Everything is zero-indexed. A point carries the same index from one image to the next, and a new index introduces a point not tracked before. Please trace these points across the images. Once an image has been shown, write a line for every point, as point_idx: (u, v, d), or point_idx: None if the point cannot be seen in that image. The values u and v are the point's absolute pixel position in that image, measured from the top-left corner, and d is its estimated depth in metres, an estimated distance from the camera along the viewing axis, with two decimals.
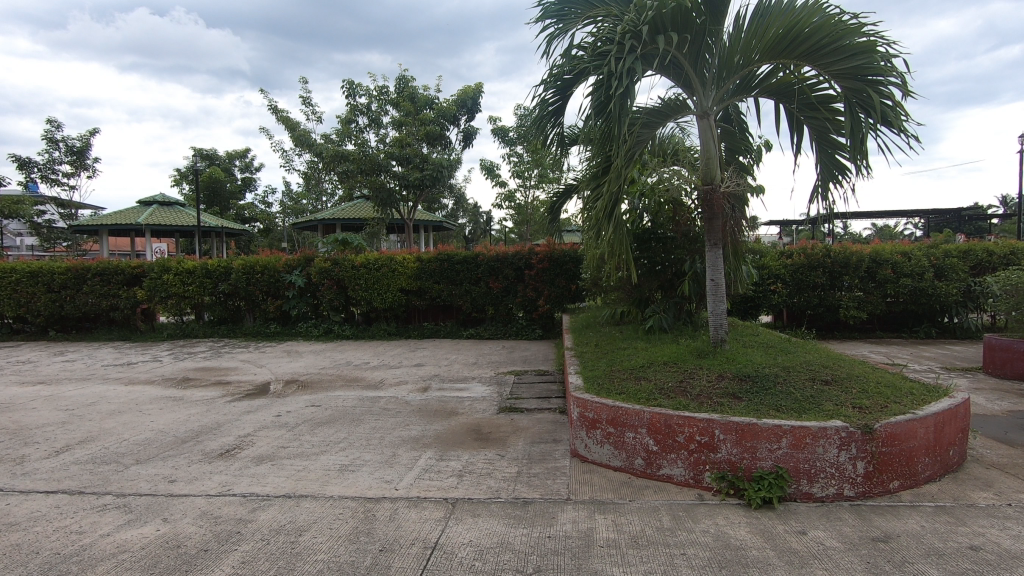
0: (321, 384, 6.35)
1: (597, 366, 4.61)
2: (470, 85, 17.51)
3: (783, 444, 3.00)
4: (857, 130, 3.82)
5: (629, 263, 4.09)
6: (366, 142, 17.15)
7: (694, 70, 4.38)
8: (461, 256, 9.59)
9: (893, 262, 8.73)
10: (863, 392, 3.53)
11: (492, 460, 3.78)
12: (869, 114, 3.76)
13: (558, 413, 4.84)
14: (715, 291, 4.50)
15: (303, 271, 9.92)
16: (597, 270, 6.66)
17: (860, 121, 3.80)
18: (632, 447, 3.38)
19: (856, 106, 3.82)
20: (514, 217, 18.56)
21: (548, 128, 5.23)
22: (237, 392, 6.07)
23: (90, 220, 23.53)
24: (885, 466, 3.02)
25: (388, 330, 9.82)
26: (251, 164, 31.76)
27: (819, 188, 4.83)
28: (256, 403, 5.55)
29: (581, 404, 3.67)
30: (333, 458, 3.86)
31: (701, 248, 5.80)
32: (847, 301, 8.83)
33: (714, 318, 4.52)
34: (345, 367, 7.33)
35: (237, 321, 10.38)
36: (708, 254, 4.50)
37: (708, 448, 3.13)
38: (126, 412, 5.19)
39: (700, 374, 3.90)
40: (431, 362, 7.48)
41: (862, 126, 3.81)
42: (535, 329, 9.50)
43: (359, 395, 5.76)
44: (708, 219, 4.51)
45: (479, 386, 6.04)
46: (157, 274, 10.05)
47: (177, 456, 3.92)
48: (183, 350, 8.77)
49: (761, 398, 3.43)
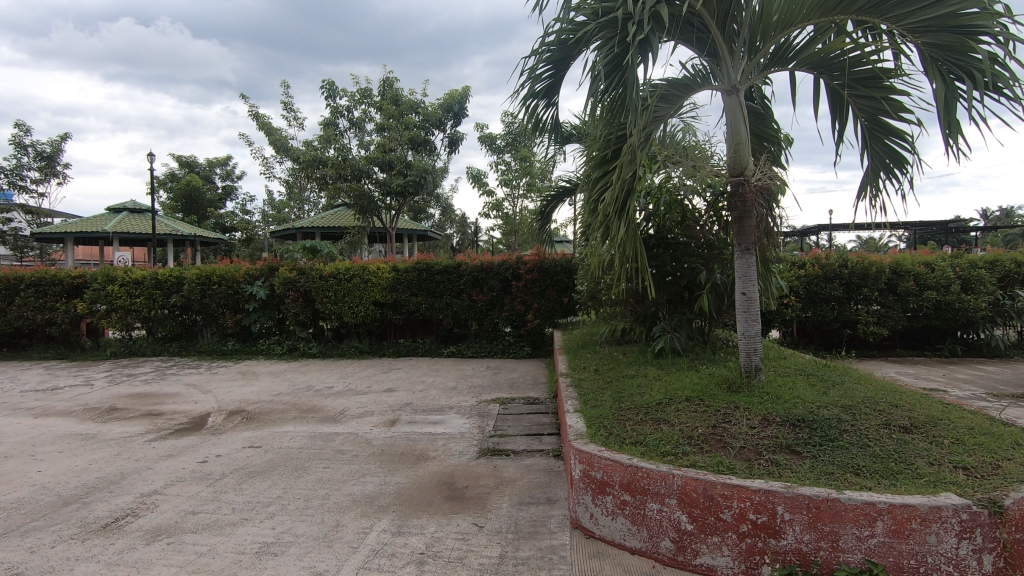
0: (270, 416, 5.36)
1: (601, 401, 3.69)
2: (456, 89, 16.66)
3: (876, 530, 2.11)
4: (952, 102, 3.00)
5: (645, 273, 3.21)
6: (347, 147, 16.22)
7: (721, 35, 3.55)
8: (442, 265, 8.66)
9: (915, 273, 7.95)
10: (960, 445, 2.65)
11: (465, 535, 2.83)
12: (968, 82, 2.94)
13: (552, 459, 3.92)
14: (747, 308, 3.62)
15: (266, 281, 8.91)
16: (595, 280, 5.76)
17: (956, 91, 2.97)
18: (657, 523, 2.47)
19: (951, 72, 2.98)
20: (502, 226, 17.70)
21: (540, 113, 4.34)
22: (165, 426, 5.07)
23: (54, 228, 22.21)
24: (1020, 559, 2.12)
25: (359, 348, 8.83)
26: (232, 172, 30.68)
27: (866, 183, 4.02)
28: (183, 442, 4.55)
29: (584, 461, 2.77)
30: (254, 532, 2.89)
31: (719, 256, 4.94)
32: (866, 315, 8.05)
33: (744, 343, 3.65)
34: (303, 393, 6.32)
35: (192, 337, 9.33)
36: (738, 262, 3.65)
37: (766, 532, 2.23)
38: (14, 456, 4.17)
39: (738, 417, 3.02)
40: (404, 386, 6.52)
41: (958, 98, 2.99)
42: (522, 346, 8.57)
43: (311, 431, 4.78)
44: (737, 219, 3.67)
45: (457, 419, 5.09)
46: (101, 285, 8.99)
47: (43, 529, 2.93)
48: (122, 372, 7.71)
49: (829, 456, 2.54)
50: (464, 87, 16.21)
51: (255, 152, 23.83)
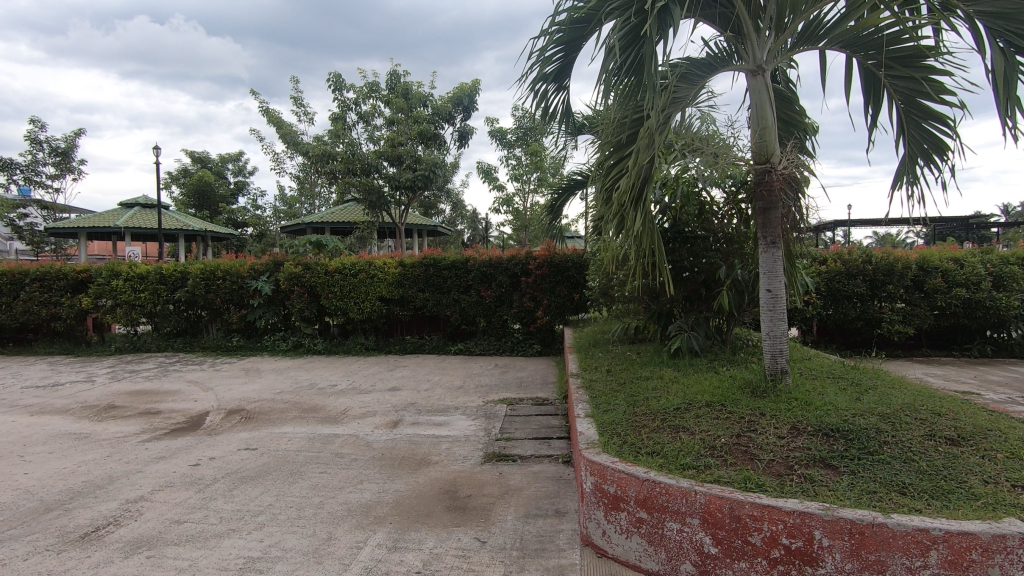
0: (270, 416, 5.18)
1: (614, 405, 3.44)
2: (466, 82, 16.40)
3: (930, 561, 1.86)
4: (1011, 77, 2.72)
5: (662, 265, 3.00)
6: (356, 141, 16.05)
7: (746, 11, 3.28)
8: (449, 260, 8.44)
9: (943, 269, 7.59)
10: (1015, 459, 2.38)
11: (467, 551, 2.61)
12: None
13: (561, 466, 3.68)
14: (773, 306, 3.35)
15: (271, 277, 8.75)
16: (608, 275, 5.51)
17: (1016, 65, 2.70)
18: (676, 545, 2.23)
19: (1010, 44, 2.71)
20: (513, 222, 17.46)
21: (549, 97, 4.08)
22: (162, 425, 4.90)
23: (68, 223, 22.33)
24: None
25: (365, 344, 8.65)
26: (243, 168, 30.72)
27: (902, 172, 3.73)
28: (177, 443, 4.39)
29: (597, 473, 2.53)
30: (240, 545, 2.69)
31: (740, 250, 4.66)
32: (890, 314, 7.71)
33: (769, 344, 3.39)
34: (305, 391, 6.15)
35: (197, 333, 9.21)
36: (762, 256, 3.38)
37: (802, 560, 1.99)
38: (2, 457, 4.02)
39: (764, 426, 2.76)
40: (410, 385, 6.32)
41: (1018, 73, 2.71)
42: (532, 344, 8.34)
43: (311, 432, 4.59)
44: (762, 210, 3.39)
45: (462, 421, 4.87)
46: (106, 280, 8.89)
47: (19, 539, 2.75)
48: (125, 368, 7.59)
49: (871, 472, 2.29)
50: (474, 81, 15.96)
51: (266, 147, 23.78)
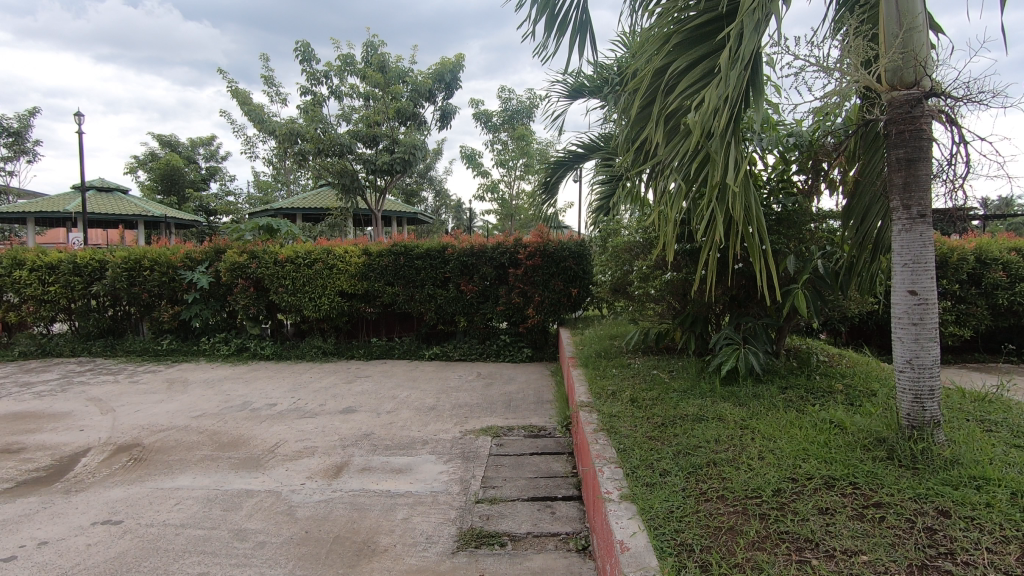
0: (170, 456, 3.81)
1: (663, 476, 2.15)
2: (449, 57, 14.85)
3: None
4: None
5: (756, 235, 1.85)
6: (327, 119, 14.46)
7: None
8: (423, 248, 7.06)
9: (1004, 261, 6.41)
10: None
11: None
12: None
13: (574, 561, 2.39)
14: (920, 319, 2.06)
15: (211, 267, 7.32)
16: (625, 265, 4.22)
17: None
18: None
19: None
20: (498, 211, 16.10)
21: (555, 3, 2.82)
22: (9, 475, 3.50)
23: (15, 207, 20.45)
24: None
25: (322, 349, 7.28)
26: (215, 152, 28.77)
27: None
28: (10, 508, 3.01)
29: None
30: None
31: (812, 235, 3.41)
32: (943, 314, 6.52)
33: (907, 379, 2.12)
34: (232, 415, 4.77)
35: (124, 333, 7.76)
36: (900, 237, 2.12)
37: None
38: None
39: (973, 553, 1.48)
40: (368, 406, 4.98)
41: None
42: (521, 348, 7.07)
43: (214, 488, 3.23)
44: (904, 161, 2.11)
45: (432, 465, 3.56)
46: (8, 270, 7.37)
47: None
48: (17, 380, 6.11)
49: None
50: (458, 55, 14.42)
51: (236, 129, 22.03)
